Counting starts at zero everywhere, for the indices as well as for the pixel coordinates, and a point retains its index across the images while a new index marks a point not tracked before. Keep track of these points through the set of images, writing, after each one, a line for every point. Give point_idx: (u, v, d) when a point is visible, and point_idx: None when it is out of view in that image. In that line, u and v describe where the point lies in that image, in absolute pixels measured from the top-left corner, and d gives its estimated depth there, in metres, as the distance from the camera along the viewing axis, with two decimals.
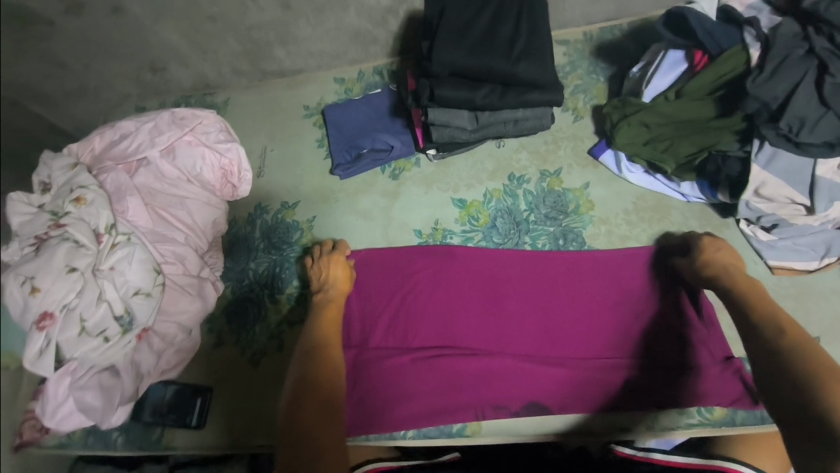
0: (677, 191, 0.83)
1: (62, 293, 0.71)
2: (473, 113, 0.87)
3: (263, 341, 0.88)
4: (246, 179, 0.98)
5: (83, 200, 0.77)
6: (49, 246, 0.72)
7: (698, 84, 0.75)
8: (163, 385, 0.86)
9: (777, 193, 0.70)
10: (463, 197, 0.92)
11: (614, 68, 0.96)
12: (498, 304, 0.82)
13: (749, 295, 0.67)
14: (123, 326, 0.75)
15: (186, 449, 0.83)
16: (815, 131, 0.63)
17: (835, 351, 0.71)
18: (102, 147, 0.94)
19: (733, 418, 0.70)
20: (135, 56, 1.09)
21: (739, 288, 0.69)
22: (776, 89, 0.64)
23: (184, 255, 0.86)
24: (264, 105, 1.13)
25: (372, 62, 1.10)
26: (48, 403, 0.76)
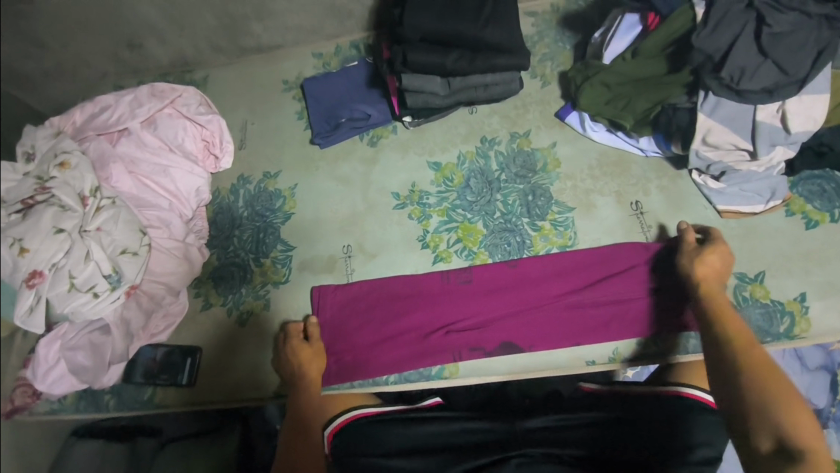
0: (636, 146, 0.89)
1: (51, 252, 0.70)
2: (446, 79, 0.91)
3: (249, 302, 0.92)
4: (228, 150, 1.02)
5: (67, 164, 0.78)
6: (34, 211, 0.70)
7: (652, 43, 0.80)
8: (152, 347, 0.90)
9: (723, 140, 0.76)
10: (438, 160, 0.96)
11: (578, 36, 1.00)
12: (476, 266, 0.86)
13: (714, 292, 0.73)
14: (111, 283, 0.78)
15: (177, 404, 0.89)
16: (754, 78, 0.70)
17: (777, 281, 0.78)
18: (83, 119, 0.96)
19: (685, 346, 0.79)
20: (110, 33, 1.09)
21: (716, 285, 0.73)
22: (720, 39, 0.71)
23: (168, 220, 0.90)
24: (242, 80, 1.15)
25: (349, 36, 1.12)
26: (41, 367, 0.82)
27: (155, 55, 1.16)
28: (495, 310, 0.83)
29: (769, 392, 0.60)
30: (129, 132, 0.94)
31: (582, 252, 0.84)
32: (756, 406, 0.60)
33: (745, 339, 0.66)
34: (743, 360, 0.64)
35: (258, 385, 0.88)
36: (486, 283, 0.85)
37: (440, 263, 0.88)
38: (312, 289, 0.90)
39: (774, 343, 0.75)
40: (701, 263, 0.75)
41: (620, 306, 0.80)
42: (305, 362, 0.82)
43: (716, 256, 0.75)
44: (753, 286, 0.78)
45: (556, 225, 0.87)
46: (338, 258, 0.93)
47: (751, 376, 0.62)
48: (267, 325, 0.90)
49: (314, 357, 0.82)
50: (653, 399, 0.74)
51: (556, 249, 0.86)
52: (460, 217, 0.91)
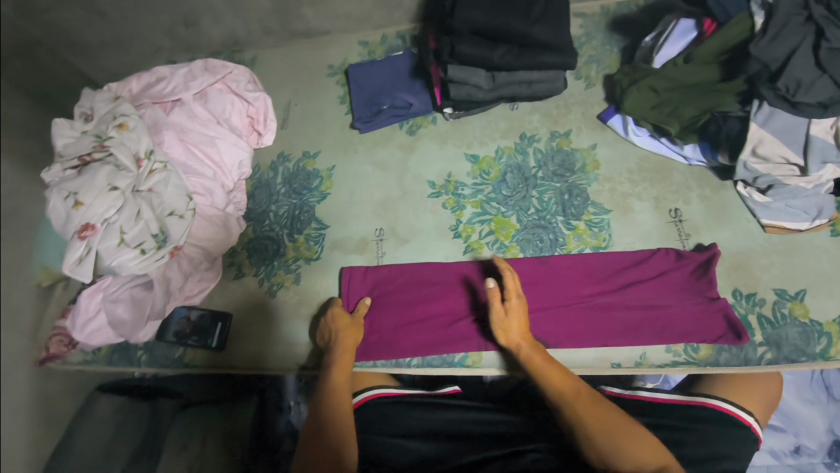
0: (680, 154, 0.88)
1: (103, 208, 0.78)
2: (491, 73, 0.91)
3: (280, 275, 0.94)
4: (271, 127, 1.05)
5: (125, 126, 0.84)
6: (92, 167, 0.79)
7: (706, 49, 0.79)
8: (186, 309, 0.94)
9: (773, 152, 0.75)
10: (476, 153, 0.97)
11: (627, 40, 1.00)
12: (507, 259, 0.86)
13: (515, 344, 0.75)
14: (158, 242, 0.83)
15: (204, 366, 0.92)
16: (811, 91, 0.68)
17: (817, 302, 0.76)
18: (139, 88, 1.00)
19: (717, 359, 0.76)
20: (169, 9, 1.13)
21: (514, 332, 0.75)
22: (777, 51, 0.69)
23: (212, 188, 0.94)
24: (289, 62, 1.18)
25: (396, 26, 1.14)
26: (81, 317, 0.87)
27: (209, 33, 1.20)
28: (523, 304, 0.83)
29: (579, 434, 0.66)
30: (181, 103, 0.98)
31: (616, 254, 0.84)
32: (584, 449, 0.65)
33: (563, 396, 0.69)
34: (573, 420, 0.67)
35: (283, 357, 0.90)
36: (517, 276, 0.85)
37: (471, 253, 0.89)
38: (342, 269, 0.92)
39: (809, 363, 0.74)
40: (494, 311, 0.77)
41: (652, 310, 0.78)
42: (341, 335, 0.82)
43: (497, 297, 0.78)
44: (792, 304, 0.77)
45: (591, 226, 0.87)
46: (370, 240, 0.94)
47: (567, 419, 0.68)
48: (297, 299, 0.93)
49: (351, 331, 0.83)
50: (687, 408, 0.72)
51: (588, 249, 0.85)
52: (493, 210, 0.91)
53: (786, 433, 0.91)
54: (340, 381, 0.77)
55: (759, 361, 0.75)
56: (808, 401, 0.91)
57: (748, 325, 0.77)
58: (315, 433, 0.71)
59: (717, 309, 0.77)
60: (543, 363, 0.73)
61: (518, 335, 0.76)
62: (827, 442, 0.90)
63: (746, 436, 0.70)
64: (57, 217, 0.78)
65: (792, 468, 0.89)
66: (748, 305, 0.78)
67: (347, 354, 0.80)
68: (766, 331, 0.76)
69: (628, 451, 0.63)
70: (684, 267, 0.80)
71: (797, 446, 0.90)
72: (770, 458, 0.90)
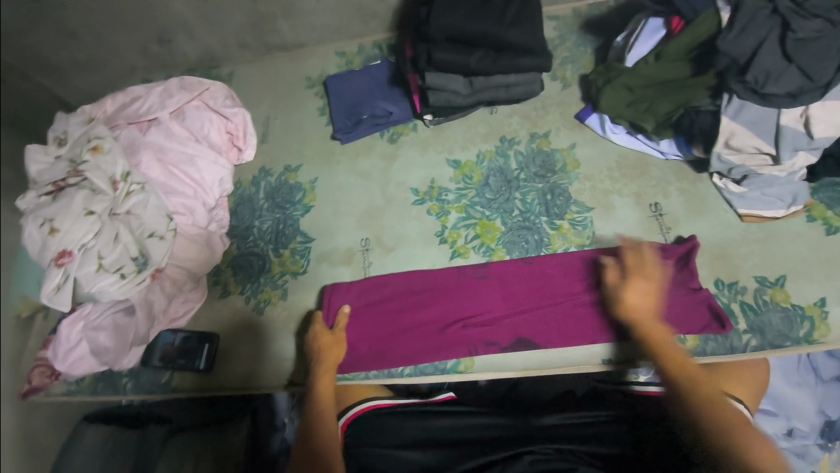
0: (657, 149, 0.89)
1: (80, 233, 0.76)
2: (468, 78, 0.92)
3: (267, 291, 0.93)
4: (251, 143, 1.04)
5: (100, 149, 0.83)
6: (67, 192, 0.78)
7: (676, 46, 0.80)
8: (171, 332, 0.91)
9: (746, 143, 0.77)
10: (457, 158, 0.97)
11: (600, 40, 1.01)
12: (493, 263, 0.86)
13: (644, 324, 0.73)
14: (138, 265, 0.81)
15: (194, 389, 0.90)
16: (779, 82, 0.71)
17: (798, 287, 0.78)
18: (114, 108, 0.99)
19: (704, 348, 0.77)
20: (142, 28, 1.12)
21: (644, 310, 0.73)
22: (744, 44, 0.71)
23: (193, 207, 0.93)
24: (267, 76, 1.17)
25: (372, 36, 1.14)
26: (61, 346, 0.85)
27: (184, 50, 1.19)
28: (511, 306, 0.83)
29: (705, 409, 0.62)
30: (159, 122, 0.97)
31: (600, 250, 0.84)
32: (707, 428, 0.61)
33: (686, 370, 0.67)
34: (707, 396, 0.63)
35: (274, 374, 0.89)
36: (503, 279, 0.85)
37: (458, 258, 0.89)
38: (323, 288, 0.91)
39: (794, 347, 0.75)
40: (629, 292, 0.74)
41: None
42: (323, 352, 0.82)
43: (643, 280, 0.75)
44: (773, 290, 0.78)
45: (574, 224, 0.88)
46: (357, 251, 0.94)
47: (689, 397, 0.64)
48: (286, 314, 0.91)
49: (332, 347, 0.83)
50: None
51: (573, 248, 0.86)
52: (478, 214, 0.92)
53: (777, 418, 0.92)
54: (323, 401, 0.77)
55: (745, 349, 0.76)
56: (796, 385, 0.93)
57: (731, 313, 0.78)
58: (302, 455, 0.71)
59: (703, 300, 0.77)
60: (666, 339, 0.71)
61: (653, 316, 0.73)
62: (819, 424, 0.92)
63: None
64: (32, 244, 0.76)
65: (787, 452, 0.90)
66: (730, 294, 0.79)
67: (327, 372, 0.80)
68: (750, 318, 0.77)
69: (748, 445, 0.58)
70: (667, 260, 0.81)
71: (790, 430, 0.91)
72: None
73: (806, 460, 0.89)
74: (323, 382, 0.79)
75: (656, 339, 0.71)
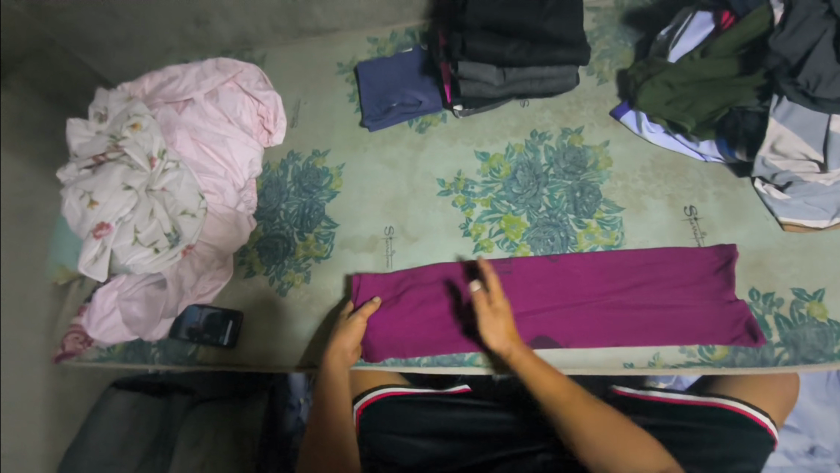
0: (695, 150, 0.86)
1: (118, 207, 0.79)
2: (501, 69, 0.90)
3: (291, 274, 0.94)
4: (281, 126, 1.05)
5: (139, 126, 0.86)
6: (106, 167, 0.81)
7: (724, 42, 0.77)
8: (198, 308, 0.94)
9: (793, 148, 0.73)
10: (486, 150, 0.96)
11: (641, 34, 0.98)
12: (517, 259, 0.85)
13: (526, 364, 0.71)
14: (170, 241, 0.84)
15: (217, 363, 0.93)
16: (831, 86, 0.66)
17: (837, 301, 0.74)
18: (152, 87, 1.02)
19: (732, 359, 0.75)
20: (180, 8, 1.14)
21: (514, 346, 0.72)
22: (797, 44, 0.67)
23: (223, 187, 0.95)
24: (299, 61, 1.18)
25: (406, 23, 1.13)
26: (96, 314, 0.89)
27: (219, 32, 1.21)
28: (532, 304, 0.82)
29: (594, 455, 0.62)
30: (193, 102, 0.99)
31: (629, 251, 0.82)
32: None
33: (584, 415, 0.65)
34: (602, 440, 0.63)
35: (294, 355, 0.90)
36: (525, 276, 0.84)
37: (481, 252, 0.89)
38: (348, 275, 0.92)
39: (827, 364, 0.72)
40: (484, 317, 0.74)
41: (666, 310, 0.77)
42: (339, 337, 0.81)
43: (488, 319, 0.74)
44: (810, 303, 0.75)
45: (603, 224, 0.86)
46: (380, 239, 0.94)
47: (592, 444, 0.63)
48: (307, 298, 0.93)
49: (351, 332, 0.81)
50: (703, 409, 0.73)
51: (601, 248, 0.84)
52: (504, 208, 0.90)
53: (801, 434, 0.89)
54: (334, 381, 0.77)
55: (776, 362, 0.74)
56: (825, 402, 0.90)
57: (765, 326, 0.75)
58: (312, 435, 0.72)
59: (739, 310, 0.74)
60: (550, 378, 0.69)
61: (503, 342, 0.73)
62: None
63: (762, 437, 0.70)
64: (72, 215, 0.79)
65: (807, 469, 0.87)
66: (765, 304, 0.76)
67: (340, 353, 0.80)
68: (782, 330, 0.74)
69: None
70: (698, 266, 0.79)
71: (813, 447, 0.88)
72: (784, 460, 0.88)
73: None
74: (335, 362, 0.79)
75: (534, 377, 0.70)
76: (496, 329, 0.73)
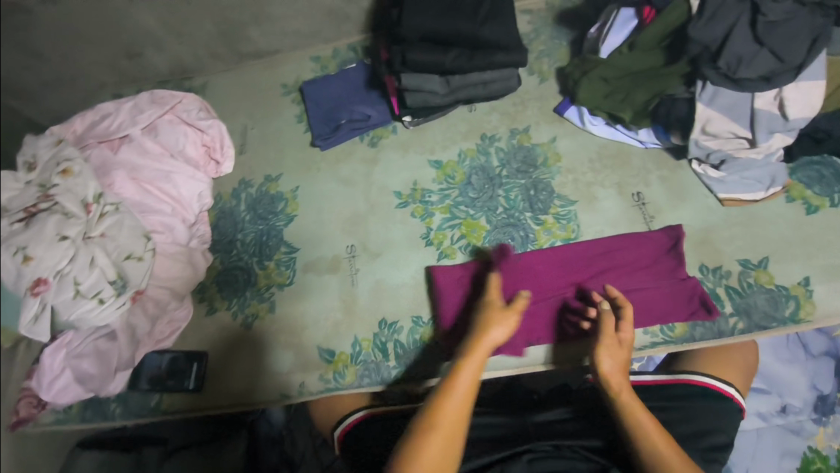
0: (636, 139, 0.90)
1: (54, 260, 0.73)
2: (444, 77, 0.91)
3: (254, 305, 0.91)
4: (229, 155, 1.02)
5: (69, 172, 0.79)
6: (39, 218, 0.72)
7: (649, 35, 0.81)
8: (158, 354, 0.90)
9: (722, 129, 0.77)
10: (439, 158, 0.97)
11: (574, 32, 1.01)
12: (479, 263, 0.86)
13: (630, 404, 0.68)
14: (116, 289, 0.80)
15: (184, 409, 0.88)
16: (751, 65, 0.71)
17: (781, 267, 0.78)
18: (83, 127, 0.96)
19: (692, 335, 0.77)
20: (109, 43, 1.09)
21: (622, 384, 0.70)
22: (716, 30, 0.71)
23: (172, 224, 0.91)
24: (242, 86, 1.15)
25: (347, 39, 1.13)
26: (45, 376, 0.83)
27: (154, 63, 1.17)
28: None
29: None
30: (130, 139, 0.94)
31: (585, 243, 0.84)
32: None
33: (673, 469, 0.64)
34: None
35: (264, 390, 0.87)
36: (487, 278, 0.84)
37: (445, 259, 0.89)
38: (427, 269, 0.88)
39: (781, 328, 0.76)
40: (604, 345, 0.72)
41: (626, 296, 0.79)
42: (485, 326, 0.73)
43: (606, 347, 0.72)
44: (757, 272, 0.79)
45: (559, 218, 0.87)
46: (343, 258, 0.92)
47: None
48: (272, 328, 0.90)
49: (505, 324, 0.73)
50: (672, 387, 0.75)
51: (559, 242, 0.86)
52: (463, 214, 0.91)
53: (770, 395, 0.93)
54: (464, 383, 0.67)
55: (732, 332, 0.77)
56: (787, 361, 0.94)
57: (717, 298, 0.78)
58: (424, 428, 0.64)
59: (689, 287, 0.78)
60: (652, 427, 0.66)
61: (618, 374, 0.70)
62: (810, 398, 0.93)
63: (730, 407, 0.73)
64: None
65: (781, 428, 0.91)
66: (714, 278, 0.79)
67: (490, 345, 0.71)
68: (735, 301, 0.78)
69: None
70: (650, 249, 0.82)
71: (783, 406, 0.92)
72: (758, 422, 0.92)
73: (801, 435, 0.90)
74: (478, 353, 0.70)
75: (634, 418, 0.67)
76: (614, 358, 0.71)
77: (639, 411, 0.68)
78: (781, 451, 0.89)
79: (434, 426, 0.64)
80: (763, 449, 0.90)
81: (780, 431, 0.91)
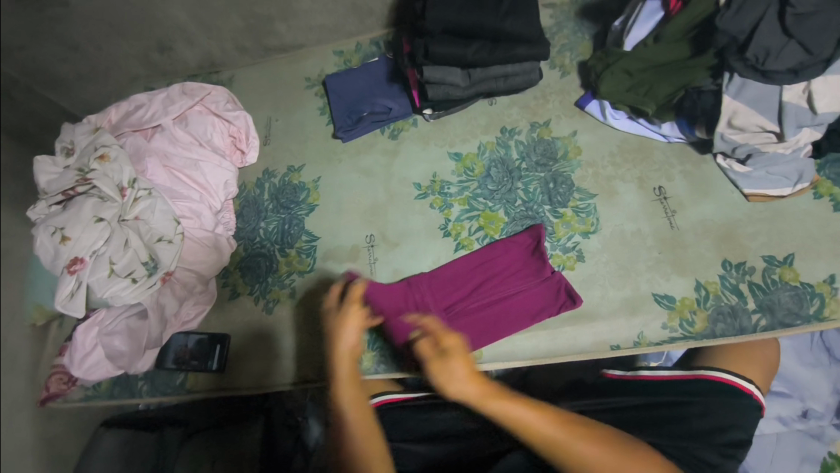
0: (659, 133, 0.89)
1: (91, 240, 0.79)
2: (466, 70, 0.92)
3: (275, 291, 0.94)
4: (253, 145, 1.05)
5: (107, 157, 0.86)
6: (77, 201, 0.81)
7: (675, 28, 0.80)
8: (184, 334, 0.93)
9: (748, 122, 0.76)
10: (459, 150, 0.97)
11: (597, 26, 1.01)
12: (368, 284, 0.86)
13: (516, 423, 0.53)
14: (148, 269, 0.84)
15: (208, 389, 0.91)
16: (780, 57, 0.69)
17: (808, 265, 0.77)
18: (119, 117, 1.02)
19: (713, 331, 0.76)
20: (142, 36, 1.13)
21: (488, 399, 0.54)
22: (743, 22, 0.70)
23: (199, 210, 0.95)
24: (267, 79, 1.18)
25: (370, 33, 1.14)
26: (78, 352, 0.87)
27: (184, 57, 1.21)
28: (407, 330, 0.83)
29: None
30: (162, 129, 0.99)
31: (460, 259, 0.87)
32: None
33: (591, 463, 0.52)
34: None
35: (282, 371, 0.90)
36: (378, 303, 0.84)
37: (462, 250, 0.89)
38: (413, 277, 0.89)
39: (804, 326, 0.74)
40: (440, 371, 0.55)
41: (506, 301, 0.83)
42: (336, 328, 0.65)
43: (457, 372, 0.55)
44: (782, 269, 0.77)
45: (578, 212, 0.87)
46: (362, 247, 0.94)
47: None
48: (294, 314, 0.92)
49: (350, 318, 0.66)
50: (690, 382, 0.74)
51: (578, 236, 0.86)
52: (481, 206, 0.92)
53: (792, 399, 0.91)
54: (355, 411, 0.60)
55: (755, 329, 0.76)
56: (811, 365, 0.92)
57: (740, 294, 0.77)
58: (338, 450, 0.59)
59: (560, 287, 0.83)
60: (545, 431, 0.53)
61: (482, 388, 0.54)
62: (833, 403, 0.91)
63: (750, 404, 0.72)
64: (45, 253, 0.78)
65: (802, 433, 0.89)
66: (738, 274, 0.78)
67: (352, 353, 0.64)
68: (759, 298, 0.76)
69: None
70: (522, 251, 0.86)
71: (804, 411, 0.91)
72: (779, 427, 0.90)
73: (822, 441, 0.88)
74: (346, 369, 0.63)
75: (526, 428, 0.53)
76: (458, 380, 0.54)
77: (524, 418, 0.53)
78: (802, 457, 0.88)
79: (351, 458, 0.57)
80: (782, 453, 0.88)
81: (801, 436, 0.89)
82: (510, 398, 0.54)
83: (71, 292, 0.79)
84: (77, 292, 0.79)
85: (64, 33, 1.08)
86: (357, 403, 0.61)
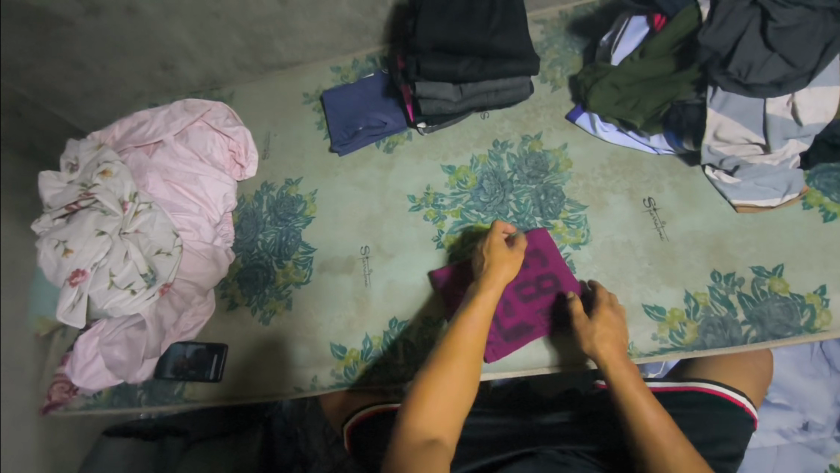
0: (647, 145, 0.90)
1: (93, 252, 0.82)
2: (458, 85, 0.94)
3: (272, 302, 0.95)
4: (252, 160, 1.08)
5: (109, 172, 0.88)
6: (80, 215, 0.83)
7: (659, 42, 0.82)
8: (182, 345, 0.95)
9: (734, 134, 0.77)
10: (452, 163, 0.99)
11: (587, 41, 1.03)
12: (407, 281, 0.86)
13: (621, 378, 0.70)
14: (147, 281, 0.85)
15: (205, 399, 0.93)
16: (762, 72, 0.71)
17: (799, 275, 0.77)
18: (122, 133, 1.05)
19: (703, 341, 0.77)
20: (146, 55, 1.17)
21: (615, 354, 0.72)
22: (726, 36, 0.72)
23: (198, 223, 0.97)
24: (267, 94, 1.21)
25: (366, 50, 1.17)
26: (78, 362, 0.89)
27: (187, 74, 1.25)
28: None
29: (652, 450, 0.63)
30: (164, 144, 1.02)
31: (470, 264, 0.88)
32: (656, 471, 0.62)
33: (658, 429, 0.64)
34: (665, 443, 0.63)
35: (277, 381, 0.91)
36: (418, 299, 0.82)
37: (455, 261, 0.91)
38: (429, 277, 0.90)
39: (794, 337, 0.74)
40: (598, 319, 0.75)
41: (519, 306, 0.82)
42: (502, 261, 0.75)
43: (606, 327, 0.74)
44: (771, 279, 0.77)
45: (568, 223, 0.88)
46: (356, 259, 0.96)
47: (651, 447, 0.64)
48: (290, 325, 0.93)
49: (509, 261, 0.76)
50: (681, 394, 0.75)
51: (569, 247, 0.87)
52: (474, 218, 0.93)
53: (792, 411, 0.90)
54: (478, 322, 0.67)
55: (745, 340, 0.76)
56: (810, 376, 0.92)
57: (729, 305, 0.77)
58: (450, 345, 0.64)
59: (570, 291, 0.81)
60: (636, 390, 0.68)
61: (608, 346, 0.73)
62: (834, 415, 0.90)
63: (739, 416, 0.73)
64: (48, 265, 0.81)
65: (803, 445, 0.88)
66: (727, 285, 0.79)
67: (500, 281, 0.73)
68: (748, 308, 0.77)
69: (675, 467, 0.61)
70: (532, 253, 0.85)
71: (805, 423, 0.90)
72: (779, 439, 0.89)
73: (824, 453, 0.87)
74: (490, 290, 0.71)
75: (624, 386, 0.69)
76: (601, 333, 0.73)
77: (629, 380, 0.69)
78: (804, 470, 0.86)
79: (456, 350, 0.63)
80: (783, 466, 0.87)
81: (801, 449, 0.88)
82: (625, 364, 0.71)
83: (71, 302, 0.81)
84: (78, 303, 0.81)
85: (71, 52, 1.12)
86: (484, 321, 0.68)
